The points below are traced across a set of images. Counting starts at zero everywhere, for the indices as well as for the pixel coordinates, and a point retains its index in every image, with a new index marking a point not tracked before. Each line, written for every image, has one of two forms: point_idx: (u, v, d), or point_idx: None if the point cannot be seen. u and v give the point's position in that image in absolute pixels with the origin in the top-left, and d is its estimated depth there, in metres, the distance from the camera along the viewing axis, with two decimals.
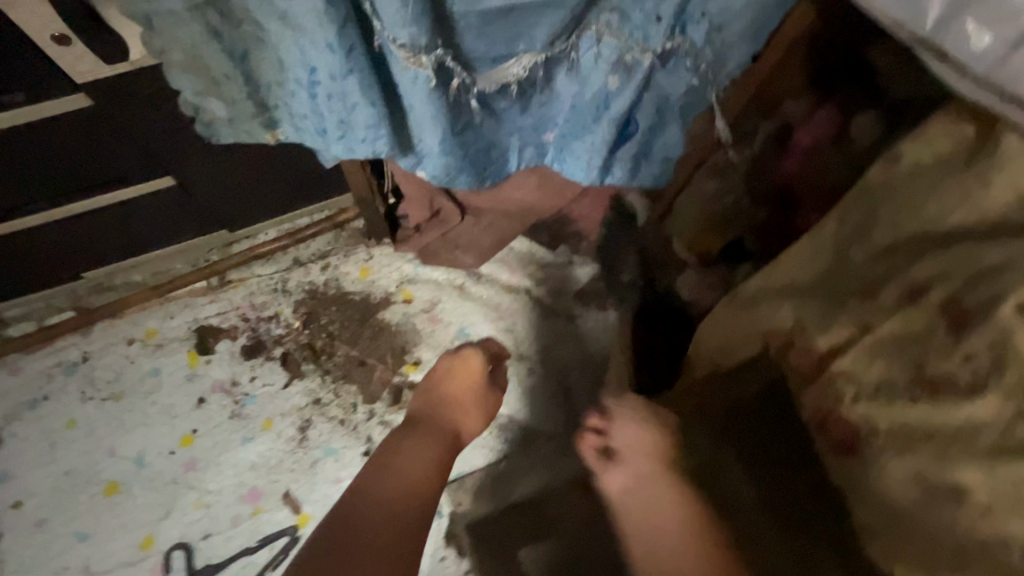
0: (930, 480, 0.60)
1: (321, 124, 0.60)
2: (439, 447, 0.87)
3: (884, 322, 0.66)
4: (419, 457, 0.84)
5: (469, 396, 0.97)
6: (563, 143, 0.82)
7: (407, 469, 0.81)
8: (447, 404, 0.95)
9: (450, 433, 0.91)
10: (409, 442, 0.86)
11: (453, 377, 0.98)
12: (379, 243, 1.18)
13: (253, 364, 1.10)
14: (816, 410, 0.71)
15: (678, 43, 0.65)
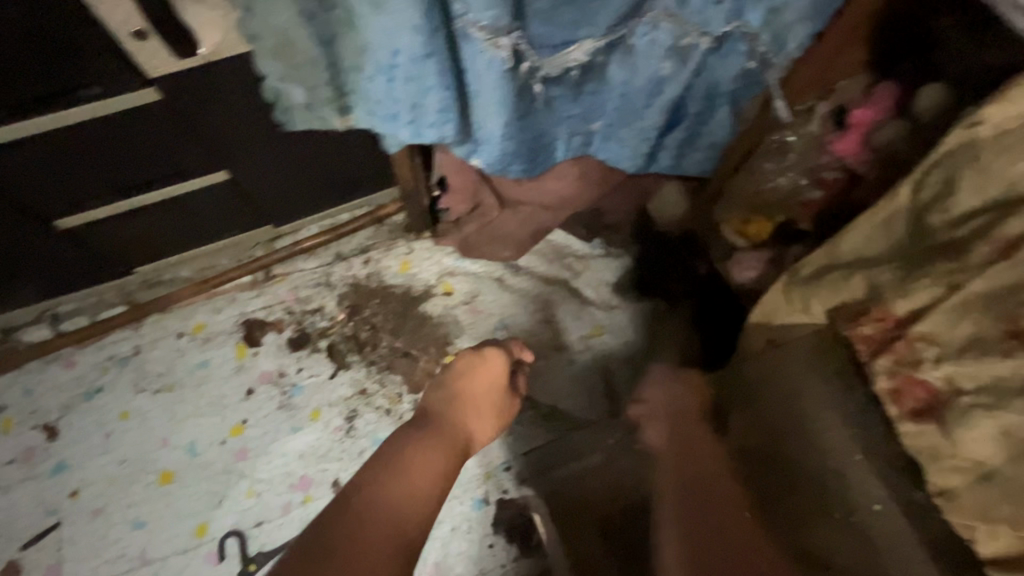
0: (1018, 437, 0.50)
1: (392, 108, 0.62)
2: (448, 460, 0.72)
3: (975, 279, 0.54)
4: (421, 471, 0.69)
5: (485, 400, 0.82)
6: (609, 131, 0.81)
7: (412, 477, 0.67)
8: (458, 405, 0.80)
9: (460, 441, 0.76)
10: (409, 455, 0.70)
11: (466, 378, 0.82)
12: (419, 237, 1.20)
13: (300, 356, 1.12)
14: (891, 378, 0.59)
15: (735, 27, 0.67)
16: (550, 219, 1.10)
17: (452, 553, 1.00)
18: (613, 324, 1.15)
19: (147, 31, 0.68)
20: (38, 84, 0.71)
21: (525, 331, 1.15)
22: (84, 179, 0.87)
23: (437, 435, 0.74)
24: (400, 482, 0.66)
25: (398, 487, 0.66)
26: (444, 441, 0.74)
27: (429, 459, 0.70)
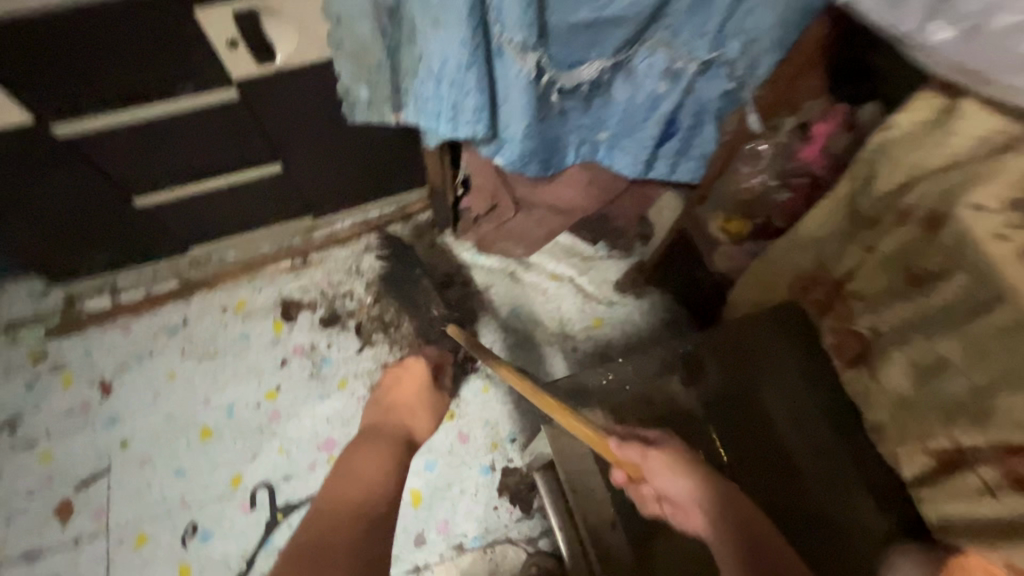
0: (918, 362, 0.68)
1: (437, 108, 0.76)
2: (391, 448, 0.83)
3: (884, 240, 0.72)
4: (362, 471, 0.78)
5: (414, 401, 0.95)
6: (614, 141, 0.97)
7: (362, 468, 0.78)
8: (395, 409, 0.93)
9: (402, 435, 0.87)
10: (354, 453, 0.81)
11: (393, 389, 0.96)
12: (441, 234, 1.35)
13: (330, 332, 1.25)
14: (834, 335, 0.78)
15: (717, 55, 0.82)
16: (557, 222, 1.24)
17: (461, 513, 1.10)
18: (612, 317, 1.28)
19: (236, 39, 0.84)
20: (144, 78, 0.86)
21: (532, 319, 1.28)
22: (165, 163, 1.02)
23: (376, 437, 0.85)
24: (342, 489, 0.75)
25: (340, 494, 0.74)
26: (386, 439, 0.85)
27: (374, 455, 0.81)
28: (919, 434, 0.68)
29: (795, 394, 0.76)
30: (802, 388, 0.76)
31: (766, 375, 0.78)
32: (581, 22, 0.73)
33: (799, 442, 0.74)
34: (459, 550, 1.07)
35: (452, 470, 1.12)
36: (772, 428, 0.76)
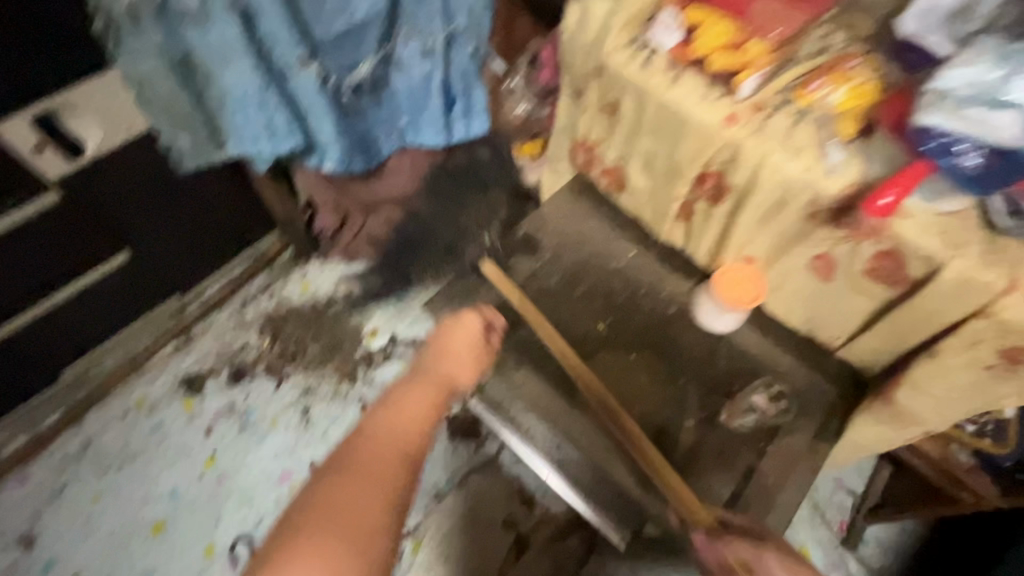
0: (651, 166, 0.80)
1: (253, 134, 0.93)
2: (434, 402, 0.77)
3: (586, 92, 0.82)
4: (400, 418, 0.73)
5: (465, 350, 0.84)
6: (415, 123, 1.18)
7: (403, 411, 0.74)
8: (443, 358, 0.82)
9: (444, 383, 0.80)
10: (401, 394, 0.76)
11: (450, 338, 0.84)
12: (309, 262, 1.47)
13: (243, 386, 1.31)
14: (603, 179, 0.92)
15: (452, 27, 1.05)
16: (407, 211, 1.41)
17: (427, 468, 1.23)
18: None
19: (40, 145, 0.88)
20: None
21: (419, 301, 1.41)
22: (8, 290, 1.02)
23: (419, 381, 0.79)
24: (382, 430, 0.71)
25: (380, 436, 0.71)
26: (430, 385, 0.78)
27: (416, 399, 0.76)
28: (671, 212, 0.84)
29: (594, 237, 1.00)
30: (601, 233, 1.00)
31: (576, 234, 1.00)
32: (336, 33, 0.91)
33: (615, 271, 0.98)
34: (438, 498, 1.21)
35: None
36: (596, 267, 0.99)
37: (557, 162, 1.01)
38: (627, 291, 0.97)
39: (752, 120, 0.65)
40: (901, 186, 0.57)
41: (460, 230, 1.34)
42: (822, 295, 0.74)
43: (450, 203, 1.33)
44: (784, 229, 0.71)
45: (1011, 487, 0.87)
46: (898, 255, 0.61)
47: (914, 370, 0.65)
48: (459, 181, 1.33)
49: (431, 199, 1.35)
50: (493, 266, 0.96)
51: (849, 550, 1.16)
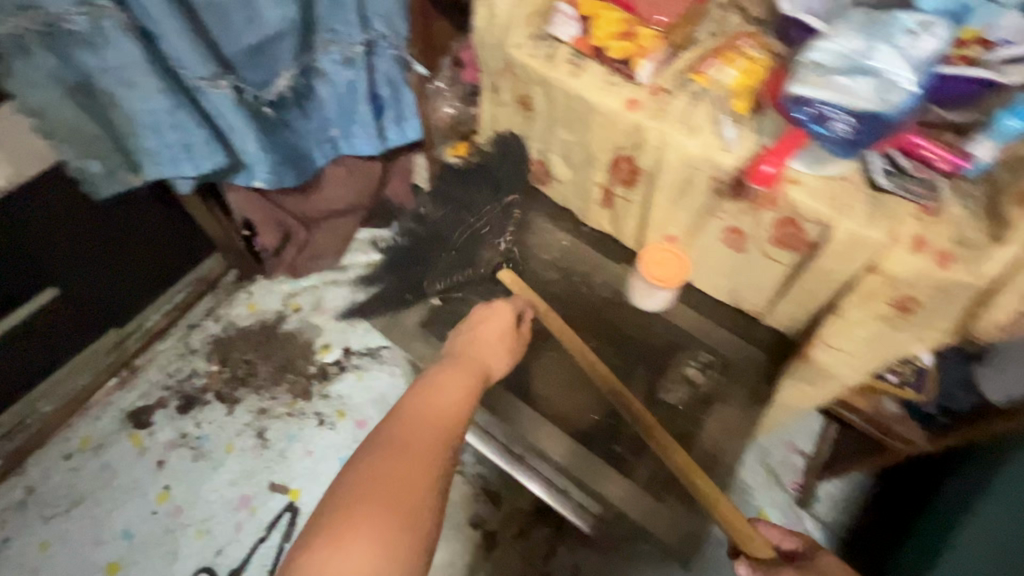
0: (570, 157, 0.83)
1: (171, 154, 0.91)
2: (471, 388, 0.72)
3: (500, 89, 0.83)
4: (442, 401, 0.67)
5: (499, 337, 0.81)
6: (346, 131, 1.18)
7: (442, 395, 0.68)
8: (478, 344, 0.79)
9: (480, 369, 0.75)
10: (439, 376, 0.71)
11: (483, 327, 0.81)
12: (254, 281, 1.45)
13: (193, 415, 1.28)
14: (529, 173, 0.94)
15: (370, 34, 1.05)
16: (348, 223, 1.44)
17: None
18: None
19: None
20: None
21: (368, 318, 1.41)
22: None
23: (455, 364, 0.74)
24: (422, 414, 0.64)
25: (421, 420, 0.64)
26: (468, 370, 0.73)
27: (456, 382, 0.70)
28: (594, 199, 0.86)
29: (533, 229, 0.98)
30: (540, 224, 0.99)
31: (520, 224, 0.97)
32: (247, 46, 0.91)
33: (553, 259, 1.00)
34: None
35: None
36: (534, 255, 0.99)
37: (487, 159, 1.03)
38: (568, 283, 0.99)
39: (652, 104, 0.68)
40: (781, 157, 0.62)
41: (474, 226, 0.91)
42: (739, 265, 0.77)
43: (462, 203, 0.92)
44: (695, 205, 0.73)
45: (936, 430, 0.93)
46: (795, 223, 0.64)
47: (824, 329, 0.69)
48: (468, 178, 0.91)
49: (437, 200, 0.93)
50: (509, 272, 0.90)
51: (805, 509, 1.20)
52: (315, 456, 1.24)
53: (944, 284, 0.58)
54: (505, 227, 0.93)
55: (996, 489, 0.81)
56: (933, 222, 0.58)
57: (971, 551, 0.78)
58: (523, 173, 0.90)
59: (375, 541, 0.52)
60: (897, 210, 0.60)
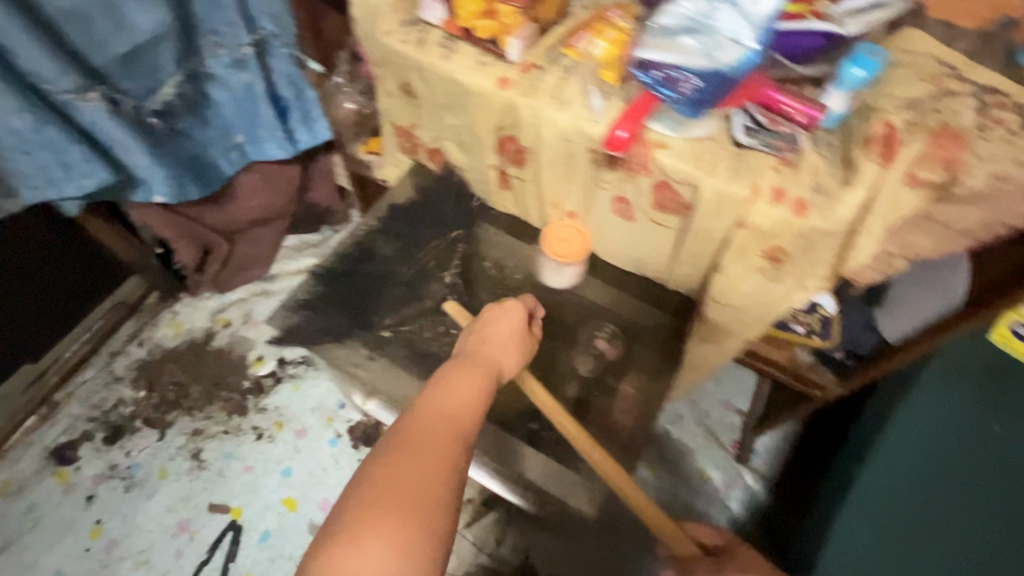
0: (462, 143, 0.83)
1: (46, 174, 0.91)
2: (482, 386, 0.69)
3: (383, 79, 0.82)
4: (452, 399, 0.65)
5: (510, 333, 0.78)
6: (252, 137, 1.15)
7: (451, 394, 0.66)
8: (489, 344, 0.76)
9: (490, 366, 0.72)
10: (449, 375, 0.69)
11: (490, 328, 0.78)
12: (178, 300, 1.41)
13: (123, 444, 1.23)
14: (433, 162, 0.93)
15: (258, 34, 1.02)
16: (275, 231, 1.41)
17: (334, 482, 1.21)
18: None
19: None
20: None
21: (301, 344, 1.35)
22: None
23: (464, 363, 0.71)
24: (431, 413, 0.63)
25: (431, 418, 0.62)
26: (479, 367, 0.70)
27: (466, 380, 0.68)
28: (494, 181, 0.86)
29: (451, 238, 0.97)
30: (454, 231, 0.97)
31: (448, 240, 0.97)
32: (120, 55, 0.88)
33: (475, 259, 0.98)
34: None
35: (307, 459, 1.23)
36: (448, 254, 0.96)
37: (392, 152, 1.01)
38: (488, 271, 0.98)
39: (523, 81, 0.68)
40: (630, 122, 0.63)
41: (420, 267, 0.96)
42: (634, 232, 0.79)
43: (409, 243, 0.97)
44: (582, 178, 0.74)
45: (844, 374, 0.96)
46: (669, 186, 0.66)
47: (712, 289, 0.72)
48: (415, 215, 0.97)
49: (389, 239, 0.96)
50: (455, 303, 0.87)
51: (744, 465, 1.24)
52: (259, 472, 1.21)
53: (805, 230, 0.61)
54: (450, 260, 0.96)
55: (892, 429, 0.88)
56: (791, 173, 0.61)
57: (871, 489, 0.85)
58: (463, 208, 0.98)
59: (390, 539, 0.51)
60: (758, 164, 0.62)
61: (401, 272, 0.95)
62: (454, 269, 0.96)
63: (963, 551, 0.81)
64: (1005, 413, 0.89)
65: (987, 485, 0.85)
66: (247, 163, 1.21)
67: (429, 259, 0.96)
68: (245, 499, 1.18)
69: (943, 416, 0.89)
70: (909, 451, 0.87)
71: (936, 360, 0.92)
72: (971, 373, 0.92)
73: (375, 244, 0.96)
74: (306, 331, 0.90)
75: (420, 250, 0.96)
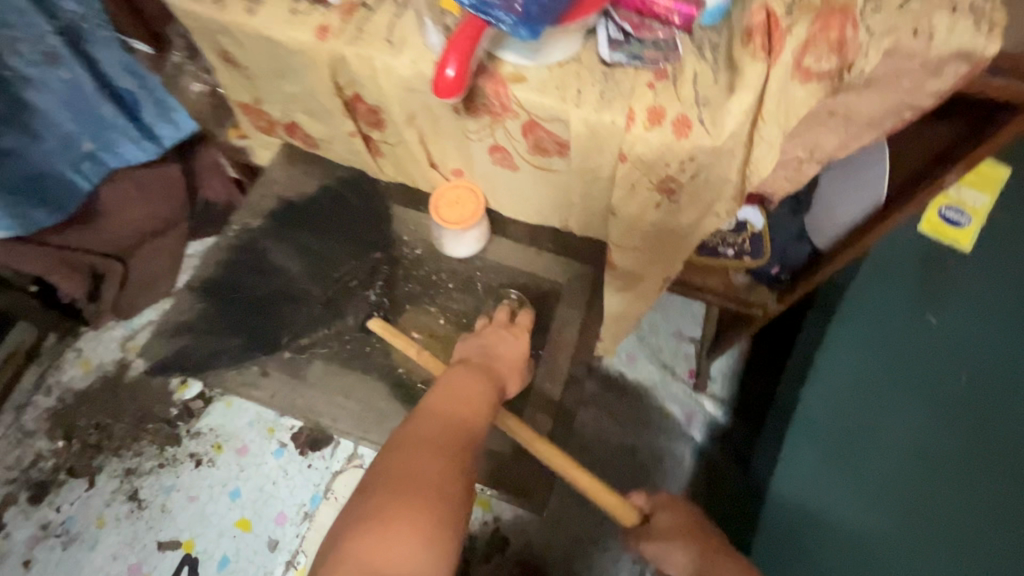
0: (314, 113, 0.71)
1: None
2: (486, 393, 0.73)
3: (202, 51, 0.69)
4: (459, 405, 0.70)
5: (506, 339, 0.82)
6: (101, 141, 1.02)
7: (456, 398, 0.70)
8: (492, 356, 0.79)
9: (492, 379, 0.75)
10: (454, 381, 0.73)
11: (499, 345, 0.81)
12: (80, 335, 1.28)
13: (51, 499, 1.14)
14: (298, 137, 0.81)
15: (62, 21, 0.86)
16: (173, 240, 1.26)
17: (287, 493, 1.14)
18: None
19: None
20: None
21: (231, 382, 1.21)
22: None
23: (470, 371, 0.75)
24: (438, 412, 0.67)
25: (439, 416, 0.67)
26: (485, 380, 0.75)
27: (471, 388, 0.72)
28: (365, 150, 0.75)
29: (354, 243, 0.94)
30: (361, 236, 0.95)
31: (353, 246, 0.94)
32: None
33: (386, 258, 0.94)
34: (308, 519, 1.13)
35: (255, 475, 1.16)
36: (345, 256, 0.94)
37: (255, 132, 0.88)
38: (402, 260, 0.95)
39: (346, 28, 0.56)
40: (458, 51, 0.48)
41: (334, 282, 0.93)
42: (525, 183, 0.70)
43: (321, 261, 0.93)
44: (450, 131, 0.65)
45: (781, 289, 0.89)
46: (539, 125, 0.57)
47: (613, 231, 0.65)
48: (323, 226, 0.94)
49: (290, 250, 0.93)
50: (377, 320, 0.88)
51: (703, 393, 1.20)
52: (204, 501, 1.14)
53: (692, 152, 0.53)
54: (374, 280, 0.94)
55: (831, 342, 0.84)
56: (667, 89, 0.52)
57: (809, 419, 0.81)
58: (369, 218, 0.94)
59: (409, 515, 0.55)
60: (632, 84, 0.53)
61: (313, 292, 0.93)
62: (378, 286, 0.94)
63: (907, 453, 0.80)
64: (934, 305, 0.87)
65: (926, 382, 0.83)
66: (111, 172, 1.09)
67: (345, 275, 0.93)
68: (195, 530, 1.12)
69: (878, 320, 0.86)
70: (849, 361, 0.83)
71: (864, 265, 0.88)
72: (898, 269, 0.88)
73: (276, 259, 0.93)
74: (204, 350, 0.91)
75: (337, 268, 0.93)
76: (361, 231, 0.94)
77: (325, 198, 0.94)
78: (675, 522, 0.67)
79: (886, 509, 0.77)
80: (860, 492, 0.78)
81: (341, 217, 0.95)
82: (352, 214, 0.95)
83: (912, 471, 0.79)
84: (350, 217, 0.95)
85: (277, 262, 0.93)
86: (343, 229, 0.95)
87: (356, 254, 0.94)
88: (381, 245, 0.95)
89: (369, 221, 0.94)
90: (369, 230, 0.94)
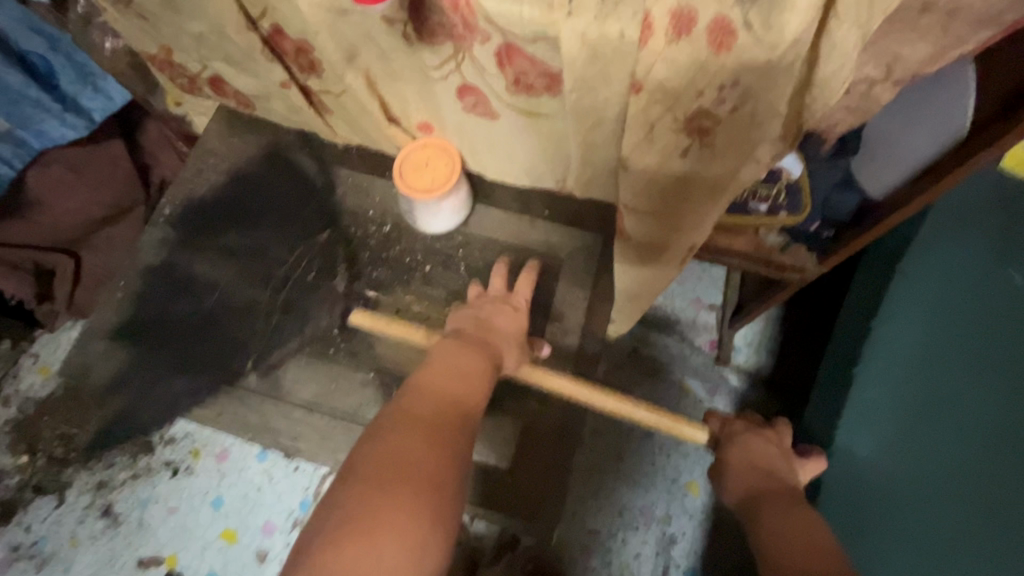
0: (237, 60, 0.56)
1: None
2: (482, 369, 0.63)
3: None
4: (448, 384, 0.59)
5: (507, 312, 0.71)
6: (18, 120, 0.91)
7: (445, 376, 0.60)
8: (487, 324, 0.69)
9: (487, 354, 0.65)
10: (442, 357, 0.63)
11: (496, 316, 0.70)
12: (36, 338, 1.16)
13: (20, 518, 1.05)
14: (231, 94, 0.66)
15: None
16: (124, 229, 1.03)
17: (273, 501, 1.04)
18: None
19: None
20: None
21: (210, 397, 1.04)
22: None
23: (461, 346, 0.65)
24: (426, 390, 0.58)
25: (426, 395, 0.57)
26: (478, 354, 0.64)
27: (464, 363, 0.62)
28: (309, 103, 0.60)
29: (289, 225, 0.86)
30: (299, 216, 0.86)
31: (290, 228, 0.86)
32: None
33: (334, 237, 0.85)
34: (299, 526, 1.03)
35: (237, 482, 1.06)
36: (286, 237, 0.86)
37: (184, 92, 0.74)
38: (367, 242, 0.84)
39: None
40: None
41: (279, 270, 0.85)
42: (507, 135, 0.56)
43: (258, 254, 0.85)
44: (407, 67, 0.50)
45: (823, 248, 0.71)
46: (518, 52, 0.43)
47: (624, 192, 0.51)
48: (255, 208, 0.86)
49: (217, 246, 0.85)
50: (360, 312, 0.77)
51: (726, 366, 1.07)
52: (185, 513, 1.04)
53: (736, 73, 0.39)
54: (336, 263, 0.85)
55: (890, 310, 0.72)
56: None
57: (872, 390, 0.70)
58: (305, 201, 0.86)
59: (390, 509, 0.45)
60: None
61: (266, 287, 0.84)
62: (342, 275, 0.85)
63: (997, 425, 0.67)
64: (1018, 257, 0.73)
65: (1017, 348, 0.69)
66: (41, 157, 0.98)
67: (298, 264, 0.85)
68: (178, 544, 1.03)
69: (948, 281, 0.72)
70: (913, 331, 0.71)
71: (937, 213, 0.75)
72: (972, 220, 0.75)
73: (208, 258, 0.85)
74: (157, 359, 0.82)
75: (288, 256, 0.85)
76: (301, 210, 0.86)
77: (263, 169, 0.87)
78: (748, 463, 0.64)
79: (966, 502, 0.65)
80: (933, 483, 0.66)
81: (279, 202, 0.86)
82: (282, 192, 0.86)
83: (1006, 452, 0.66)
84: (289, 190, 0.86)
85: (212, 266, 0.85)
86: (277, 207, 0.86)
87: (297, 236, 0.86)
88: (322, 223, 0.86)
89: (303, 200, 0.86)
90: (306, 208, 0.86)
